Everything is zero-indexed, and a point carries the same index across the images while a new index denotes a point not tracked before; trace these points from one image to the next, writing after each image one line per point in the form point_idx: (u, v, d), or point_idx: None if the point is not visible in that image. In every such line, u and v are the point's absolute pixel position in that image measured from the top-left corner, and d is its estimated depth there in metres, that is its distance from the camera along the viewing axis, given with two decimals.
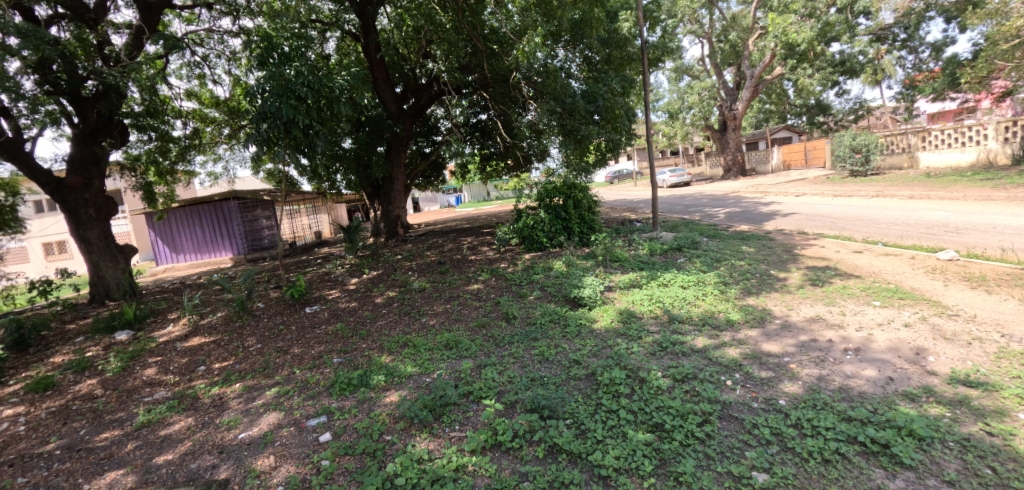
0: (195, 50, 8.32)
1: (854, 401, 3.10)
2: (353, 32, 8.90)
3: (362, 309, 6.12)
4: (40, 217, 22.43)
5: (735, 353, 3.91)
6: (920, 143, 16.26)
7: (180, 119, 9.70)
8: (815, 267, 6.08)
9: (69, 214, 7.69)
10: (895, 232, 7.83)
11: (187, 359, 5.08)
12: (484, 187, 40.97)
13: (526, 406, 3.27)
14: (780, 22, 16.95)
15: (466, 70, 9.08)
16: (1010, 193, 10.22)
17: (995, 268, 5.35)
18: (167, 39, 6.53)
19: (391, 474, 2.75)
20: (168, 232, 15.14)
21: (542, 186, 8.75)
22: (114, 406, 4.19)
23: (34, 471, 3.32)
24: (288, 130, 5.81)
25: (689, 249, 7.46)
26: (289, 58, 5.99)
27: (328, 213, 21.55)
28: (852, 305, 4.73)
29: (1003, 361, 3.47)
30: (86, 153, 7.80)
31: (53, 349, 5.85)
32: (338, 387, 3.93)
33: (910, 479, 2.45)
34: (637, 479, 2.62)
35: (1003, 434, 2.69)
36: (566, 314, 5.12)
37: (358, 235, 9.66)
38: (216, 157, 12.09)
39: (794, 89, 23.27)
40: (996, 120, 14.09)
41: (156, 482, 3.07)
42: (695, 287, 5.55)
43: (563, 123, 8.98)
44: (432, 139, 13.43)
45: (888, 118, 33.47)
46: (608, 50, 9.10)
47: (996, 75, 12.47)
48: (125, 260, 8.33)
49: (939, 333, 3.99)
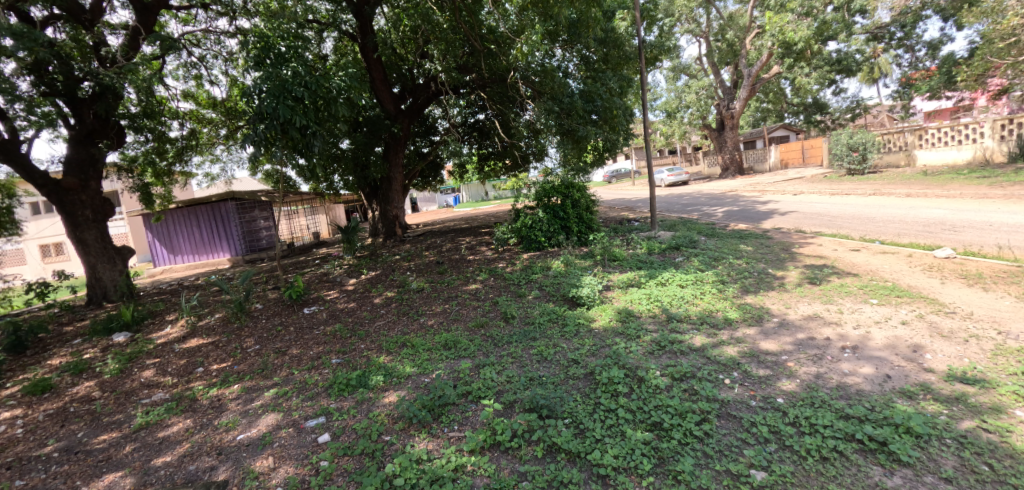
0: (192, 51, 8.31)
1: (851, 399, 3.11)
2: (350, 33, 8.91)
3: (360, 310, 6.10)
4: (36, 219, 22.32)
5: (732, 351, 3.92)
6: (917, 142, 16.31)
7: (178, 120, 9.67)
8: (812, 265, 6.10)
9: (65, 216, 7.66)
10: (893, 230, 7.85)
11: (185, 361, 5.06)
12: (482, 187, 41.01)
13: (524, 405, 3.27)
14: (777, 21, 17.04)
15: (463, 69, 9.09)
16: (1007, 191, 10.24)
17: (992, 265, 5.38)
18: (164, 40, 6.50)
19: (390, 475, 2.75)
20: (165, 233, 15.10)
21: (540, 185, 8.75)
22: (111, 408, 4.18)
23: (32, 474, 3.31)
24: (285, 131, 5.78)
25: (687, 248, 7.47)
26: (286, 59, 6.00)
27: (326, 213, 21.55)
28: (850, 303, 4.75)
29: (1001, 358, 3.48)
30: (83, 155, 7.81)
31: (50, 352, 5.83)
32: (337, 387, 3.93)
33: (907, 476, 2.46)
34: (636, 477, 2.62)
35: (999, 431, 2.70)
36: (565, 313, 5.13)
37: (356, 235, 9.63)
38: (213, 158, 12.08)
39: (791, 87, 23.34)
40: (992, 117, 14.14)
41: (155, 484, 3.06)
42: (693, 286, 5.56)
43: (561, 123, 8.94)
44: (431, 139, 13.42)
45: (884, 116, 33.58)
46: (605, 49, 9.26)
47: (992, 72, 12.51)
48: (122, 262, 8.30)
49: (936, 330, 4.00)
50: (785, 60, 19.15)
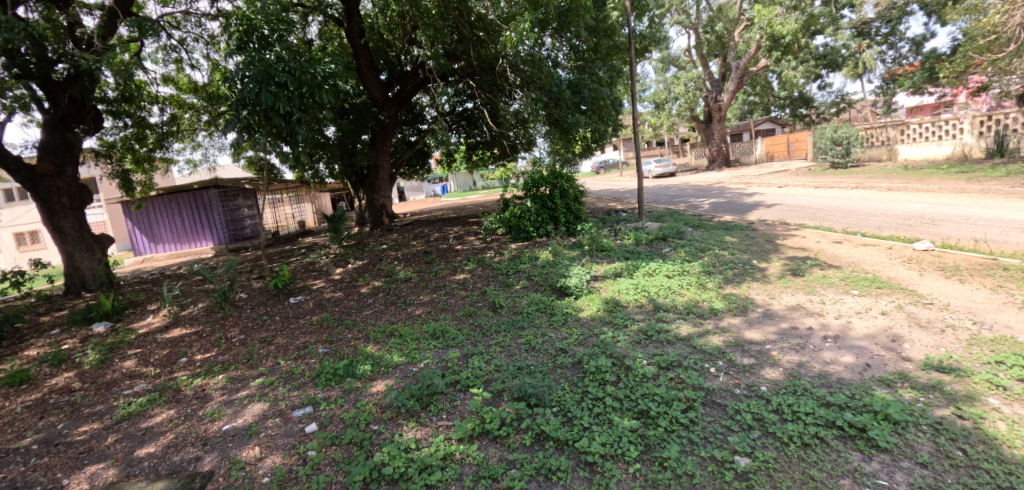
0: (172, 33, 8.09)
1: (832, 387, 3.19)
2: (336, 17, 8.70)
3: (348, 299, 6.06)
4: (10, 206, 21.71)
5: (718, 340, 3.98)
6: (899, 136, 16.51)
7: (157, 106, 9.45)
8: (795, 257, 6.21)
9: (41, 203, 7.42)
10: (875, 223, 8.02)
11: (168, 351, 4.98)
12: (471, 176, 40.90)
13: (512, 395, 3.29)
14: (766, 14, 17.16)
15: (452, 57, 9.00)
16: (983, 186, 10.50)
17: (968, 258, 5.53)
18: (144, 25, 6.36)
19: (378, 464, 2.74)
20: (146, 221, 14.84)
21: (529, 176, 8.80)
22: (92, 399, 4.10)
23: (10, 466, 3.24)
24: (268, 117, 5.66)
25: (674, 239, 7.52)
26: (269, 43, 5.89)
27: (312, 202, 21.34)
28: (832, 294, 4.85)
29: (975, 348, 3.59)
30: (58, 140, 7.56)
31: (26, 342, 5.68)
32: (323, 377, 3.90)
33: (885, 461, 2.53)
34: (622, 464, 2.66)
35: (973, 418, 2.80)
36: (553, 303, 5.15)
37: (342, 224, 9.51)
38: (195, 144, 11.83)
39: (778, 81, 23.61)
40: (972, 114, 14.55)
41: (138, 475, 3.02)
42: (679, 276, 5.62)
43: (549, 113, 8.90)
44: (418, 127, 13.38)
45: (869, 111, 34.33)
46: (595, 39, 8.99)
47: (972, 70, 12.82)
48: (101, 251, 8.08)
49: (915, 320, 4.11)
50: (772, 53, 19.13)
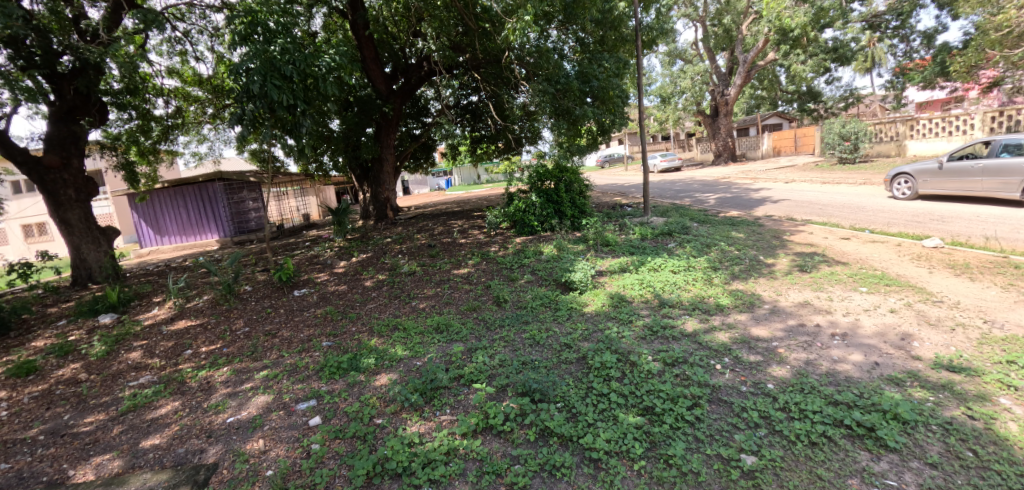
0: (176, 25, 8.04)
1: (840, 386, 3.15)
2: (340, 9, 8.59)
3: (351, 293, 6.05)
4: (18, 198, 21.99)
5: (724, 337, 3.94)
6: (908, 132, 16.18)
7: (163, 98, 9.44)
8: (803, 253, 6.15)
9: (47, 195, 7.46)
10: (883, 220, 7.92)
11: (173, 343, 4.99)
12: (474, 170, 41.14)
13: (516, 390, 3.28)
14: (775, 7, 16.73)
15: (456, 49, 8.92)
16: None
17: (979, 256, 5.45)
18: (148, 18, 6.29)
19: (383, 458, 2.75)
20: (152, 213, 14.84)
21: (533, 169, 8.70)
22: (97, 390, 4.12)
23: (17, 457, 3.26)
24: (274, 110, 5.65)
25: (679, 234, 7.47)
26: (275, 34, 5.86)
27: (319, 194, 21.53)
28: (839, 291, 4.79)
29: (986, 347, 3.54)
30: (64, 131, 7.56)
31: (35, 333, 5.72)
32: (327, 370, 3.90)
33: (893, 461, 2.51)
34: (627, 461, 2.64)
35: (984, 418, 2.76)
36: (557, 298, 5.12)
37: (346, 217, 9.45)
38: (201, 138, 11.87)
39: (785, 76, 23.33)
40: (983, 109, 14.38)
41: (144, 467, 3.03)
42: (684, 272, 5.57)
43: (557, 104, 8.82)
44: (422, 121, 13.42)
45: (877, 107, 34.20)
46: (602, 32, 8.85)
47: (984, 65, 12.60)
48: (108, 242, 8.12)
49: (923, 318, 4.06)
50: (780, 46, 18.94)
